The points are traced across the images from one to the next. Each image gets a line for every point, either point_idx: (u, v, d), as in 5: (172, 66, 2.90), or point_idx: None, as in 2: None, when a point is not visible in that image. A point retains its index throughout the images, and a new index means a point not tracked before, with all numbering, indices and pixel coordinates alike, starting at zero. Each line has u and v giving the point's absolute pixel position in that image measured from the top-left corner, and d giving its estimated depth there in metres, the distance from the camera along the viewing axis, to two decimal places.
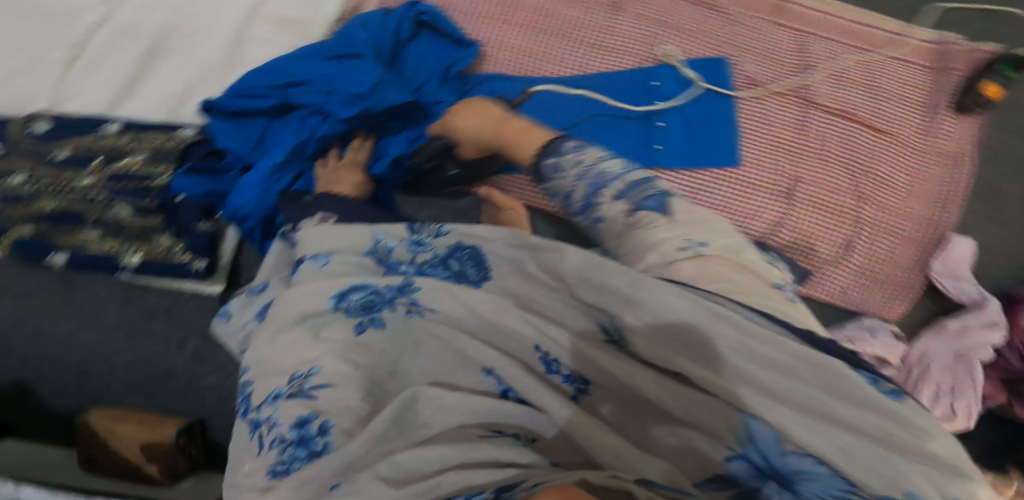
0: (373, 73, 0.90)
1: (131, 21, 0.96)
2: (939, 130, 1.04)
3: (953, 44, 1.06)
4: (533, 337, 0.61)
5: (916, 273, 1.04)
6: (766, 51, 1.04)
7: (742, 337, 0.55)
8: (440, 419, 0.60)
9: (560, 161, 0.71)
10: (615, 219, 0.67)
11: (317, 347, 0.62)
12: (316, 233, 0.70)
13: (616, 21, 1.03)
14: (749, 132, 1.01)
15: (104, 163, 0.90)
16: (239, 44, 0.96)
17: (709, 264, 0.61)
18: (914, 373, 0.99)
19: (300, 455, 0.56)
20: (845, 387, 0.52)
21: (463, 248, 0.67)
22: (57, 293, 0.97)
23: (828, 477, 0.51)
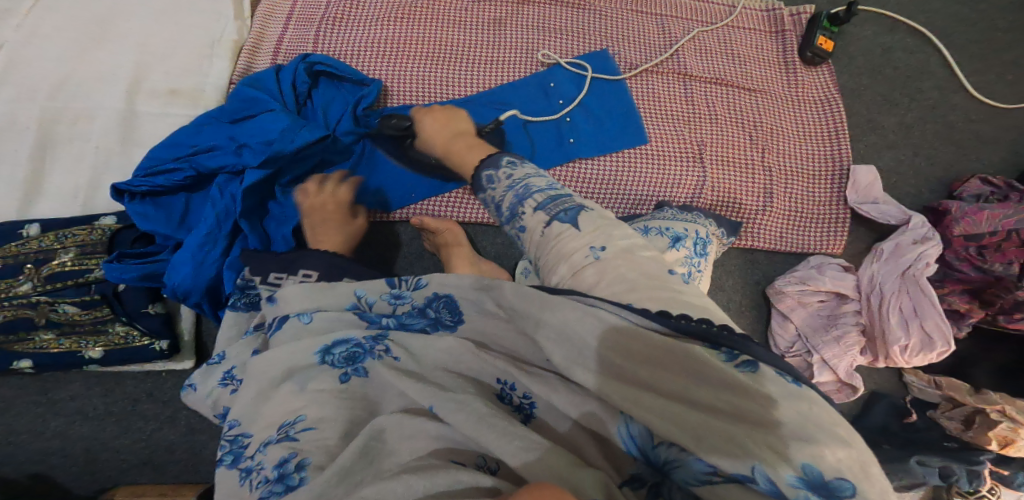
0: (282, 120, 0.93)
1: (6, 116, 0.95)
2: (810, 76, 1.11)
3: (778, 11, 1.13)
4: (494, 370, 0.64)
5: (837, 205, 1.09)
6: (634, 38, 1.08)
7: (617, 337, 0.58)
8: (406, 445, 0.62)
9: (495, 174, 0.74)
10: (533, 227, 0.67)
11: (302, 398, 0.65)
12: (300, 291, 0.74)
13: (500, 34, 1.06)
14: (646, 112, 1.06)
15: (37, 268, 0.89)
16: (130, 121, 0.97)
17: (609, 269, 0.62)
18: (872, 300, 1.03)
19: (278, 490, 0.60)
20: (703, 371, 0.55)
21: (439, 297, 0.70)
22: (36, 396, 0.99)
23: (692, 463, 0.53)
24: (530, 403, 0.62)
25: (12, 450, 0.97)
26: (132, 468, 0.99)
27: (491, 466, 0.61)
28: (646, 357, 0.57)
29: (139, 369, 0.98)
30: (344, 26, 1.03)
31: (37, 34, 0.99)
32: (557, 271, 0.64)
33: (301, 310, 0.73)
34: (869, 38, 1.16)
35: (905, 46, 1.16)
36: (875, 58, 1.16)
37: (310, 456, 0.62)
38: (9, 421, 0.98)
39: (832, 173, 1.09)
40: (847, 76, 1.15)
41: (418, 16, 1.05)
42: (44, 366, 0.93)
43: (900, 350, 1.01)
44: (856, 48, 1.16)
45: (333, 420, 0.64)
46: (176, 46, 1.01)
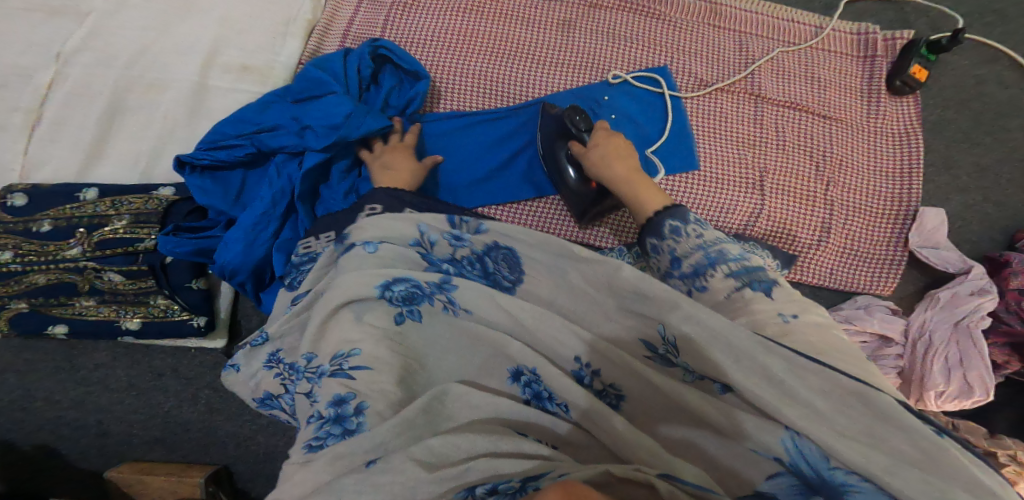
0: (345, 104, 0.91)
1: (84, 78, 0.93)
2: (893, 106, 1.07)
3: (873, 34, 1.08)
4: (575, 347, 0.66)
5: (896, 247, 1.06)
6: (710, 52, 1.05)
7: (790, 365, 0.56)
8: (465, 414, 0.65)
9: (680, 227, 0.73)
10: (718, 289, 0.68)
11: (360, 330, 0.67)
12: (370, 220, 0.75)
13: (571, 38, 1.02)
14: (710, 132, 1.03)
15: (89, 233, 0.89)
16: (200, 95, 0.94)
17: (795, 336, 0.63)
18: (918, 347, 1.02)
19: (335, 432, 0.63)
20: (895, 414, 0.53)
21: (497, 249, 0.73)
22: (61, 361, 0.98)
23: (871, 492, 0.53)
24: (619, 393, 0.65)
25: (39, 411, 0.99)
26: (142, 445, 1.01)
27: (550, 444, 0.65)
28: (831, 391, 0.55)
29: (171, 344, 0.97)
30: (414, 12, 1.00)
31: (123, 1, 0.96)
32: (737, 321, 0.65)
33: (366, 238, 0.73)
34: (966, 68, 1.12)
35: (1001, 79, 1.11)
36: (967, 90, 1.11)
37: (369, 401, 0.64)
38: (30, 386, 0.98)
39: (898, 212, 1.06)
40: (931, 108, 1.12)
41: (489, 9, 1.02)
42: (81, 333, 0.92)
43: (934, 395, 1.00)
44: (947, 79, 1.12)
45: (389, 362, 0.66)
46: (254, 18, 0.98)
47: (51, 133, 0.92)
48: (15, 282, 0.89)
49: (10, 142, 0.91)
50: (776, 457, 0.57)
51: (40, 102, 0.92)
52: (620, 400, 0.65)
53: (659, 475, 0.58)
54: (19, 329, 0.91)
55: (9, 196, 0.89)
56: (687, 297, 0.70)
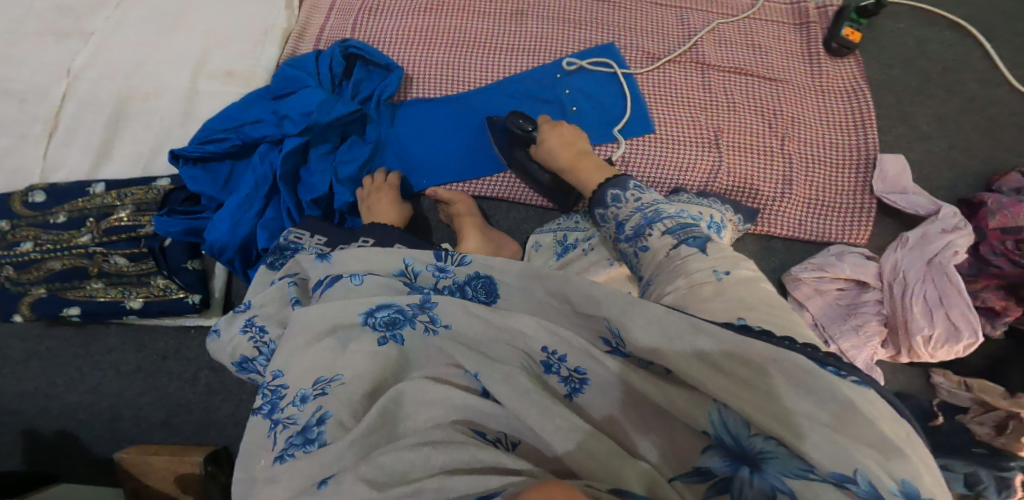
0: (319, 94, 1.02)
1: (92, 92, 1.07)
2: (836, 66, 1.11)
3: (803, 3, 1.14)
4: (544, 339, 0.69)
5: (864, 194, 1.07)
6: (653, 28, 1.12)
7: (717, 344, 0.61)
8: (422, 412, 0.72)
9: (622, 194, 0.81)
10: (658, 248, 0.73)
11: (343, 359, 0.74)
12: (355, 254, 0.83)
13: (523, 25, 1.11)
14: (662, 99, 1.08)
15: (98, 221, 1.00)
16: (192, 99, 1.08)
17: (728, 292, 0.66)
18: (895, 290, 1.01)
19: (297, 442, 0.70)
20: (807, 378, 0.58)
21: (479, 277, 0.76)
22: (76, 347, 1.07)
23: (787, 457, 0.58)
24: (581, 378, 0.68)
25: (53, 399, 1.06)
26: (149, 427, 1.07)
27: (513, 440, 0.70)
28: (767, 387, 0.59)
29: (173, 323, 1.05)
30: (378, 16, 1.12)
31: (121, 27, 1.11)
32: (675, 283, 0.69)
33: (352, 271, 0.82)
34: (903, 30, 1.15)
35: (942, 38, 1.14)
36: (909, 49, 1.14)
37: (331, 413, 0.70)
38: (48, 372, 1.07)
39: (859, 160, 1.07)
40: (877, 68, 1.14)
41: (448, 8, 1.13)
42: (92, 313, 1.02)
43: (923, 341, 0.98)
44: (887, 41, 1.15)
45: (362, 377, 0.73)
46: (235, 32, 1.12)
47: (66, 140, 1.06)
48: (35, 270, 0.99)
49: (31, 149, 1.05)
50: (703, 430, 0.62)
51: (56, 114, 1.06)
52: (583, 385, 0.68)
53: (612, 490, 0.61)
54: (38, 312, 1.01)
55: (31, 194, 1.01)
56: (636, 258, 0.76)
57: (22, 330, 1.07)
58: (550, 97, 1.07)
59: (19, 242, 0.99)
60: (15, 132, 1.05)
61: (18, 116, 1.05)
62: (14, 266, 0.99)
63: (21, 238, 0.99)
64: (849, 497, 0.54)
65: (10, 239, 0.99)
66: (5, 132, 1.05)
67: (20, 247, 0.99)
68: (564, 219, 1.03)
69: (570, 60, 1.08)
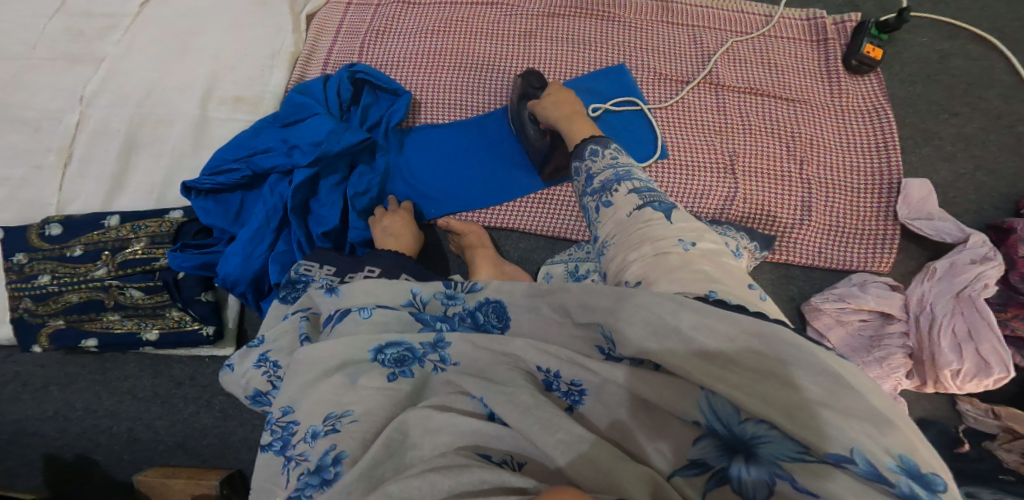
0: (327, 123, 1.00)
1: (104, 119, 1.07)
2: (854, 86, 1.07)
3: (821, 19, 1.10)
4: (536, 358, 0.66)
5: (887, 220, 1.03)
6: (667, 49, 1.09)
7: (702, 319, 0.58)
8: (428, 439, 0.66)
9: (600, 149, 0.81)
10: (621, 205, 0.73)
11: (353, 393, 0.69)
12: (360, 286, 0.79)
13: (534, 47, 1.08)
14: (676, 123, 1.05)
15: (113, 254, 1.01)
16: (202, 125, 1.07)
17: (694, 265, 0.65)
18: (922, 322, 0.97)
19: (313, 483, 0.65)
20: (790, 353, 0.55)
21: (489, 302, 0.73)
22: (96, 372, 1.10)
23: (781, 440, 0.54)
24: (579, 390, 0.64)
25: (72, 423, 1.09)
26: (166, 450, 1.09)
27: (518, 462, 0.64)
28: (759, 367, 0.56)
29: (188, 354, 1.07)
30: (388, 39, 1.11)
31: (131, 52, 1.11)
32: (639, 250, 0.68)
33: (360, 304, 0.78)
34: (925, 43, 1.11)
35: (966, 52, 1.10)
36: (931, 65, 1.10)
37: (347, 452, 0.66)
38: (68, 396, 1.09)
39: (881, 185, 1.04)
40: (899, 84, 1.10)
41: (457, 30, 1.10)
42: (108, 345, 1.03)
43: (952, 374, 0.94)
44: (908, 56, 1.11)
45: (374, 415, 0.68)
46: (244, 56, 1.10)
47: (79, 169, 1.06)
48: (53, 302, 1.00)
49: (46, 179, 1.05)
50: (693, 420, 0.58)
51: (69, 143, 1.06)
52: (580, 398, 0.64)
53: None
54: (56, 346, 1.02)
55: (47, 227, 1.02)
56: (596, 213, 0.75)
57: (42, 355, 1.10)
58: None
59: (36, 275, 1.00)
60: (30, 162, 1.05)
61: (33, 145, 1.06)
62: (32, 298, 1.00)
63: (38, 271, 1.00)
64: (849, 477, 0.51)
65: (28, 272, 1.00)
66: (20, 162, 1.05)
67: (38, 280, 1.00)
68: (576, 249, 1.02)
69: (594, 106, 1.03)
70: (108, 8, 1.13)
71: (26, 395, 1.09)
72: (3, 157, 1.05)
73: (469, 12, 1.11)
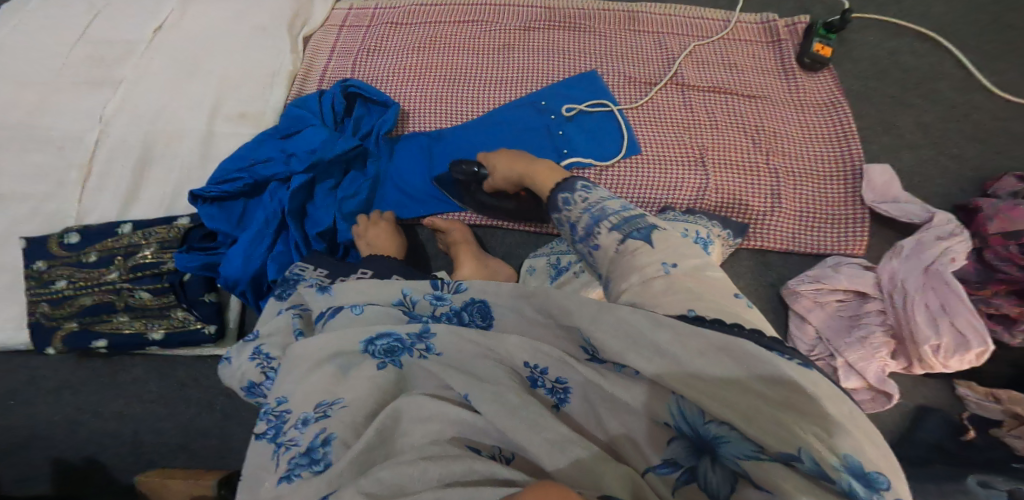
0: (322, 133, 1.09)
1: (120, 137, 1.17)
2: (812, 81, 1.14)
3: (774, 22, 1.19)
4: (523, 355, 0.69)
5: (854, 204, 1.07)
6: (634, 54, 1.17)
7: (676, 334, 0.60)
8: (418, 428, 0.70)
9: (571, 196, 0.79)
10: (607, 245, 0.72)
11: (344, 384, 0.72)
12: (354, 286, 0.81)
13: (509, 59, 1.18)
14: (645, 121, 1.12)
15: (125, 259, 1.08)
16: (209, 141, 1.17)
17: (678, 284, 0.65)
18: (896, 300, 0.99)
19: (303, 462, 0.68)
20: (755, 364, 0.58)
21: (474, 303, 0.74)
22: (104, 377, 1.15)
23: (739, 441, 0.57)
24: (564, 388, 0.68)
25: (79, 427, 1.13)
26: (168, 452, 1.13)
27: (507, 452, 0.68)
28: (725, 375, 0.58)
29: (191, 354, 1.12)
30: (376, 56, 1.21)
31: (146, 76, 1.22)
32: (629, 281, 0.68)
33: (353, 302, 0.80)
34: (873, 43, 1.18)
35: (913, 49, 1.17)
36: (882, 62, 1.17)
37: (336, 433, 0.69)
38: (77, 401, 1.14)
39: (845, 172, 1.09)
40: (853, 79, 1.16)
41: (439, 46, 1.20)
42: (116, 346, 1.08)
43: (932, 351, 0.95)
44: (858, 54, 1.18)
45: (364, 401, 0.71)
46: (247, 77, 1.21)
47: (99, 185, 1.15)
48: (68, 305, 1.07)
49: (68, 193, 1.14)
50: (664, 421, 0.62)
51: (89, 159, 1.16)
52: (566, 393, 0.68)
53: None
54: (69, 347, 1.07)
55: (67, 234, 1.10)
56: (591, 257, 0.74)
57: (53, 361, 1.15)
58: (539, 125, 1.11)
59: (54, 280, 1.08)
60: (55, 178, 1.15)
61: (57, 164, 1.15)
62: (49, 302, 1.07)
63: (56, 276, 1.08)
64: (798, 475, 0.55)
65: (46, 278, 1.08)
66: (45, 179, 1.14)
67: (56, 285, 1.07)
68: (557, 243, 1.07)
69: (569, 106, 1.11)
70: (126, 37, 1.25)
71: (32, 403, 1.13)
72: (28, 175, 1.14)
73: (449, 31, 1.21)
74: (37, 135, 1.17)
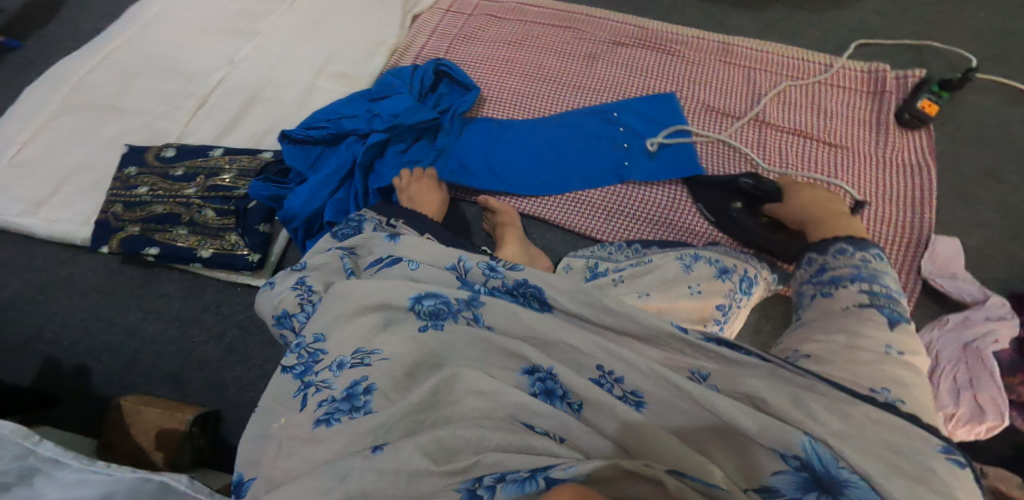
0: (407, 101, 1.16)
1: (238, 80, 1.27)
2: (903, 139, 1.12)
3: (882, 72, 1.17)
4: (597, 357, 0.71)
5: (908, 273, 1.05)
6: (718, 84, 1.19)
7: (822, 398, 0.65)
8: (469, 399, 0.70)
9: (848, 249, 0.82)
10: (843, 300, 0.77)
11: (383, 335, 0.74)
12: (418, 243, 0.86)
13: (594, 69, 1.22)
14: (711, 150, 1.14)
15: (205, 179, 1.16)
16: (310, 92, 1.25)
17: (884, 364, 0.69)
18: (925, 366, 0.96)
19: (343, 408, 0.70)
20: (901, 441, 0.61)
21: (528, 286, 0.77)
22: (136, 287, 1.17)
23: (867, 491, 0.59)
24: (637, 399, 0.69)
25: (89, 335, 1.13)
26: (157, 377, 1.10)
27: (557, 436, 0.68)
28: (857, 434, 0.62)
29: (223, 279, 1.16)
30: (473, 43, 1.28)
31: (278, 31, 1.32)
32: (833, 332, 0.74)
33: (412, 258, 0.85)
34: (983, 107, 1.17)
35: None
36: (985, 128, 1.15)
37: (377, 384, 0.71)
38: (97, 307, 1.15)
39: (907, 239, 1.07)
40: (947, 142, 1.15)
41: (534, 44, 1.26)
42: (166, 256, 1.13)
43: (945, 418, 0.92)
44: (965, 118, 1.16)
45: (404, 356, 0.73)
46: (357, 42, 1.30)
47: (206, 114, 1.25)
48: (140, 209, 1.15)
49: (177, 118, 1.25)
50: (792, 454, 0.62)
51: (208, 92, 1.26)
52: (641, 400, 0.69)
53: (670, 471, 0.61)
54: (125, 248, 1.13)
55: (165, 150, 1.20)
56: (814, 299, 0.81)
57: (99, 263, 1.19)
58: (607, 135, 1.15)
59: (137, 186, 1.17)
60: (173, 102, 1.26)
61: (179, 91, 1.27)
62: (124, 204, 1.15)
63: (140, 183, 1.17)
64: None
65: (131, 182, 1.17)
66: (164, 102, 1.26)
67: (137, 190, 1.16)
68: (599, 248, 1.08)
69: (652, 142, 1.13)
70: None
71: (66, 294, 1.16)
72: (153, 97, 1.27)
73: (545, 33, 1.27)
74: (169, 66, 1.30)
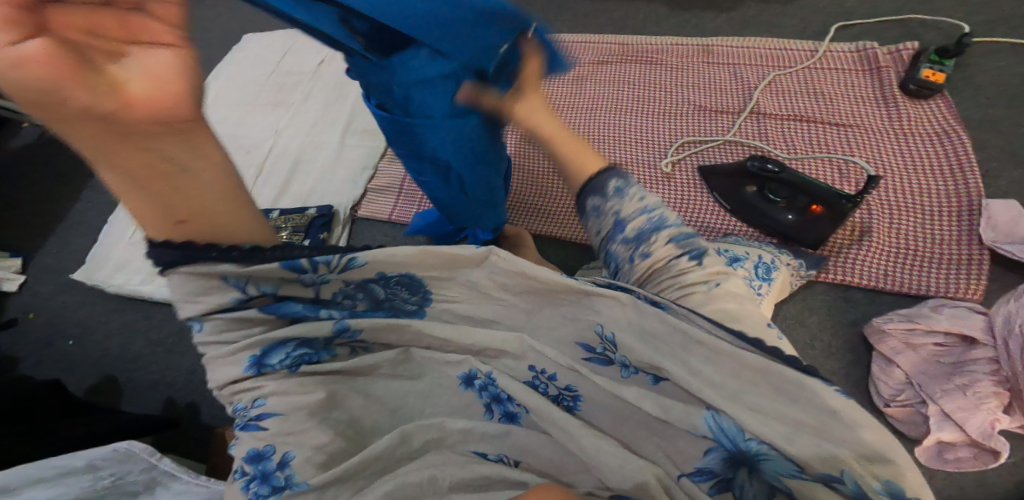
0: None
1: (284, 148, 1.46)
2: (916, 108, 1.14)
3: (871, 50, 1.21)
4: (526, 359, 0.71)
5: (965, 242, 1.03)
6: (712, 86, 1.24)
7: (708, 352, 0.59)
8: (419, 435, 0.74)
9: (622, 189, 0.76)
10: (659, 255, 0.71)
11: (257, 384, 0.63)
12: (189, 290, 0.59)
13: (588, 89, 1.29)
14: (722, 148, 1.17)
15: None
16: (341, 150, 1.44)
17: (716, 305, 0.67)
18: (1010, 345, 0.90)
19: (264, 489, 0.61)
20: (791, 389, 0.56)
21: (391, 277, 0.63)
22: None
23: (780, 460, 0.57)
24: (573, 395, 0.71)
25: (193, 377, 1.33)
26: None
27: (513, 458, 0.76)
28: (757, 395, 0.58)
29: None
30: None
31: (311, 97, 1.53)
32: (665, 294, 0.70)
33: (189, 314, 0.61)
34: (1003, 67, 1.17)
35: None
36: (1012, 87, 1.15)
37: (293, 450, 0.62)
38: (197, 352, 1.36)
39: (951, 205, 1.06)
40: (973, 106, 1.14)
41: None
42: None
43: None
44: (983, 80, 1.16)
45: (297, 403, 0.64)
46: None
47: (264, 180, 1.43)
48: None
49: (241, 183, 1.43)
50: (702, 435, 0.62)
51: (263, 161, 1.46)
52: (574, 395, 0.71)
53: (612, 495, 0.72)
54: None
55: None
56: (630, 263, 0.72)
57: None
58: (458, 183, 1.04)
59: None
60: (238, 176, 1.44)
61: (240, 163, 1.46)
62: None
63: None
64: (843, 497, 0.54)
65: None
66: None
67: None
68: None
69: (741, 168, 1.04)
70: (299, 69, 1.58)
71: (174, 343, 1.38)
72: None
73: None
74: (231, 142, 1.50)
